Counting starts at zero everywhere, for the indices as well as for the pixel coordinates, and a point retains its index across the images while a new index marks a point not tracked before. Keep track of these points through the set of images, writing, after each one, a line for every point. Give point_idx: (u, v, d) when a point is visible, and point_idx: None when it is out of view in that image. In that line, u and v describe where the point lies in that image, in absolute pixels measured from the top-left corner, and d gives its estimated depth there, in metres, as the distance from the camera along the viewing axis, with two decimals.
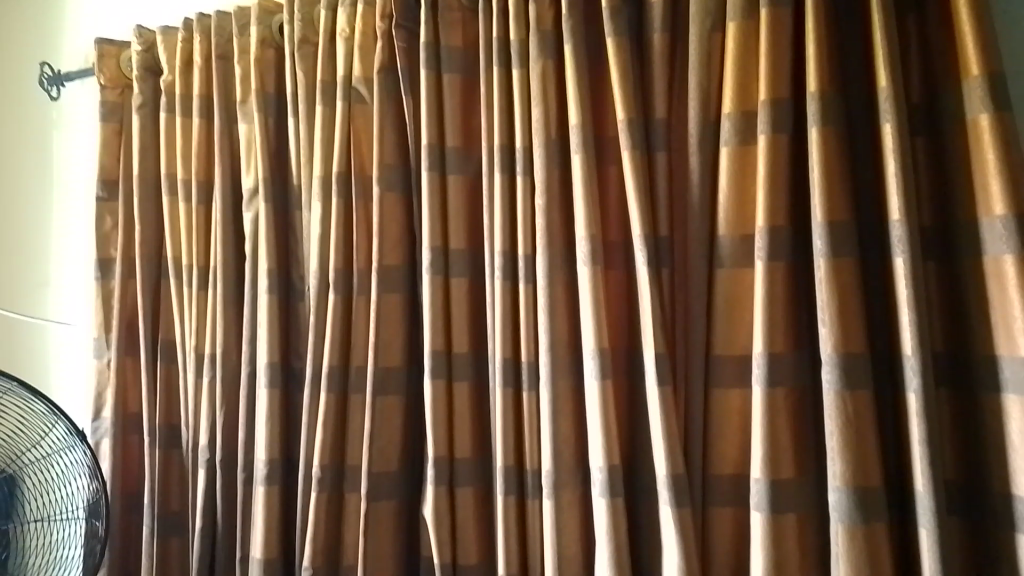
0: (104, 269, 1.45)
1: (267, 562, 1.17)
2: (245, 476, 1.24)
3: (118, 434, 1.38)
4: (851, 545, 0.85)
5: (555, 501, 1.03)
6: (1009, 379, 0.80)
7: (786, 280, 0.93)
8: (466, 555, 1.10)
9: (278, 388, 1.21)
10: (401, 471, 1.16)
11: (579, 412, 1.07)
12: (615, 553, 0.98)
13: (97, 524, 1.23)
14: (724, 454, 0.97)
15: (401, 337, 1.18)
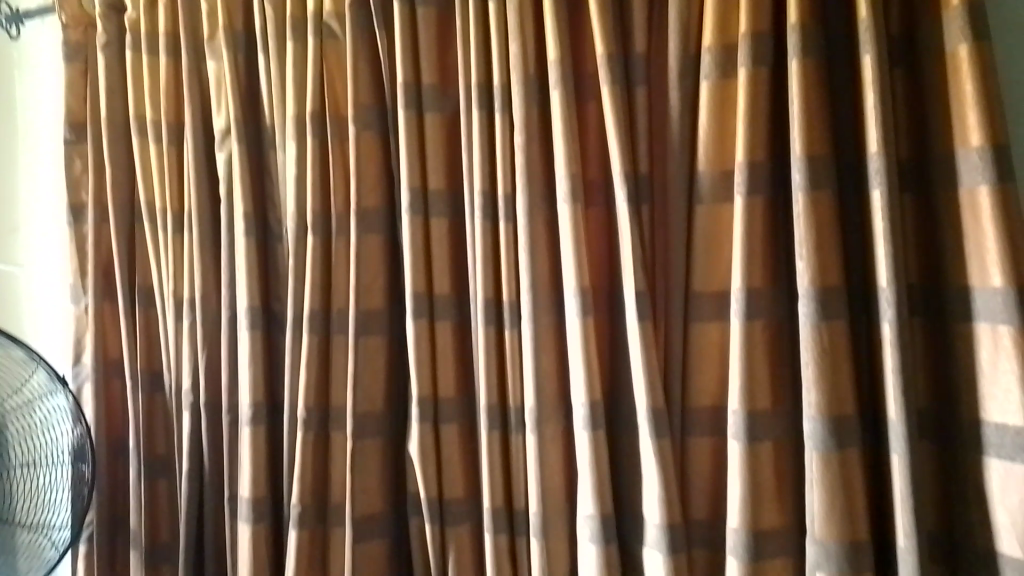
0: (76, 214, 1.42)
1: (256, 501, 1.18)
2: (230, 418, 1.24)
3: (100, 380, 1.38)
4: (825, 471, 0.88)
5: (539, 435, 1.05)
6: (980, 307, 0.83)
7: (765, 215, 0.94)
8: (452, 489, 1.12)
9: (259, 331, 1.21)
10: (386, 411, 1.17)
11: (561, 349, 1.08)
12: (598, 485, 1.01)
13: (83, 468, 1.22)
14: (703, 387, 0.99)
15: (383, 278, 1.17)
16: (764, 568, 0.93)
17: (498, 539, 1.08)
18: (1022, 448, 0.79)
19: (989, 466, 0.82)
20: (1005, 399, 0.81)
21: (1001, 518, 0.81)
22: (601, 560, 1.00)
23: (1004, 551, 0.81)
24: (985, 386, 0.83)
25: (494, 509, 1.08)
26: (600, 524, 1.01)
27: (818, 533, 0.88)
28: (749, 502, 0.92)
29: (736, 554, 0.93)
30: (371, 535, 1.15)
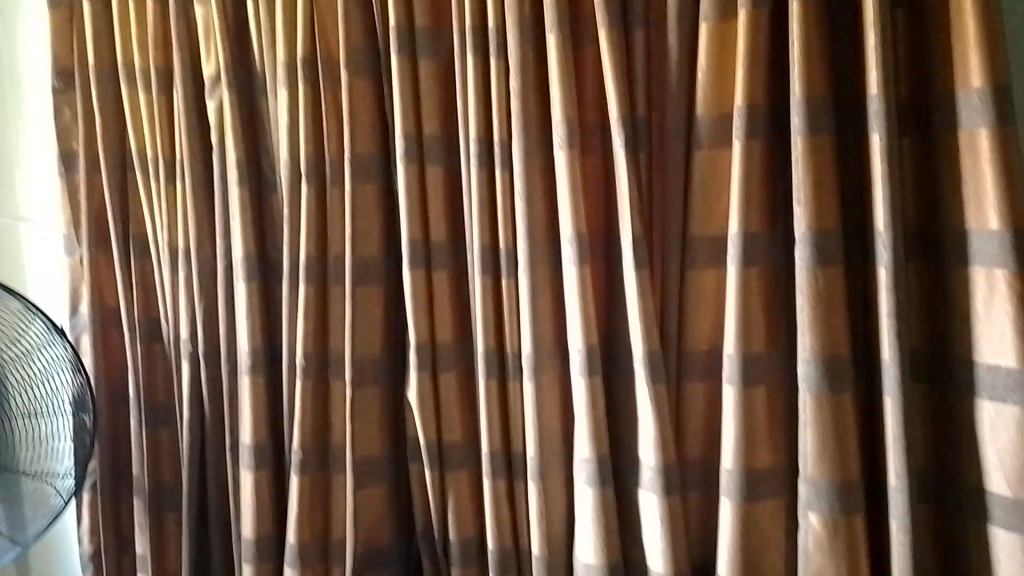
0: (68, 163, 1.40)
1: (257, 448, 1.20)
2: (229, 367, 1.25)
3: (98, 330, 1.38)
4: (818, 414, 0.89)
5: (536, 381, 1.06)
6: (976, 250, 0.83)
7: (763, 160, 0.94)
8: (451, 434, 1.14)
9: (256, 281, 1.21)
10: (384, 357, 1.18)
11: (558, 296, 1.08)
12: (595, 429, 1.03)
13: (85, 417, 1.23)
14: (699, 332, 1.00)
15: (379, 226, 1.17)
16: (757, 508, 0.95)
17: (496, 482, 1.10)
18: (1013, 388, 0.81)
19: (980, 408, 0.84)
20: (999, 340, 0.82)
21: (991, 458, 0.83)
22: (597, 501, 1.03)
23: (993, 489, 0.83)
24: (979, 328, 0.83)
25: (492, 452, 1.10)
26: (596, 466, 1.03)
27: (810, 473, 0.90)
28: (743, 443, 0.94)
29: (729, 494, 0.95)
30: (372, 480, 1.17)
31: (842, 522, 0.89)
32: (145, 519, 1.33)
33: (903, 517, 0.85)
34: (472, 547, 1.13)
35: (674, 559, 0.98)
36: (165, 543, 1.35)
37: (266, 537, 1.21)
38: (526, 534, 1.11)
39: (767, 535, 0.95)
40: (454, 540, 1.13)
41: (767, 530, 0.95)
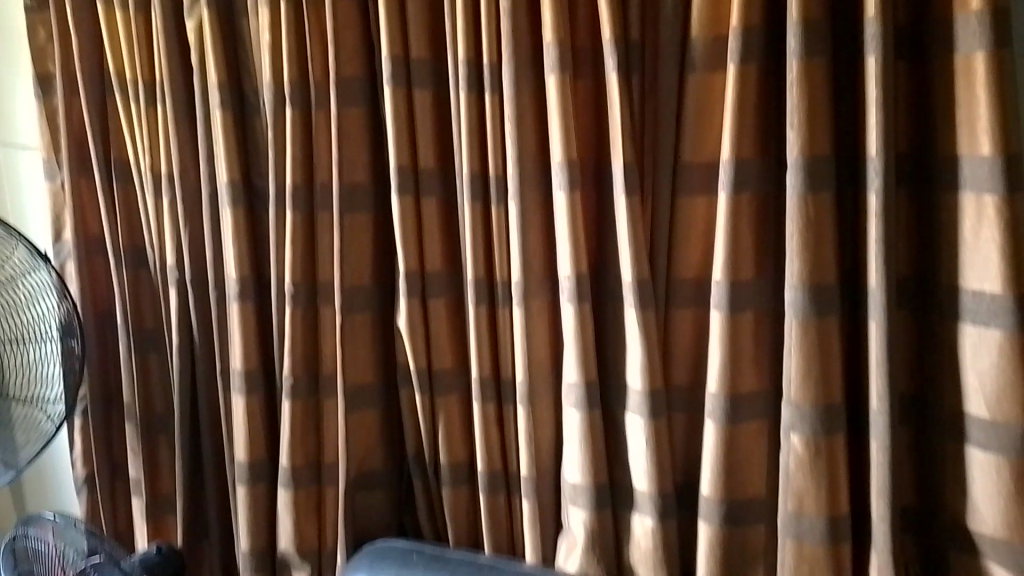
0: (45, 86, 1.37)
1: (248, 373, 1.21)
2: (217, 293, 1.24)
3: (82, 257, 1.36)
4: (804, 338, 0.91)
5: (525, 308, 1.07)
6: (967, 177, 0.83)
7: (757, 84, 0.93)
8: (440, 361, 1.15)
9: (242, 207, 1.20)
10: (374, 285, 1.18)
11: (548, 224, 1.08)
12: (583, 355, 1.04)
13: (73, 343, 1.22)
14: (688, 260, 1.01)
15: (366, 152, 1.15)
16: (740, 430, 0.97)
17: (486, 407, 1.12)
18: (997, 313, 0.82)
19: (963, 333, 0.86)
20: (984, 267, 0.83)
21: (971, 381, 0.85)
22: (585, 425, 1.05)
23: (972, 412, 0.86)
24: (966, 254, 0.85)
25: (481, 379, 1.11)
26: (584, 391, 1.04)
27: (793, 396, 0.92)
28: (729, 368, 0.96)
29: (714, 417, 0.97)
30: (363, 405, 1.19)
31: (824, 444, 0.92)
32: (137, 443, 1.34)
33: (883, 438, 0.88)
34: (462, 469, 1.15)
35: (658, 480, 1.01)
36: (158, 467, 1.36)
37: (259, 461, 1.23)
38: (515, 457, 1.13)
39: (749, 456, 0.98)
40: (444, 463, 1.16)
41: (749, 451, 0.98)
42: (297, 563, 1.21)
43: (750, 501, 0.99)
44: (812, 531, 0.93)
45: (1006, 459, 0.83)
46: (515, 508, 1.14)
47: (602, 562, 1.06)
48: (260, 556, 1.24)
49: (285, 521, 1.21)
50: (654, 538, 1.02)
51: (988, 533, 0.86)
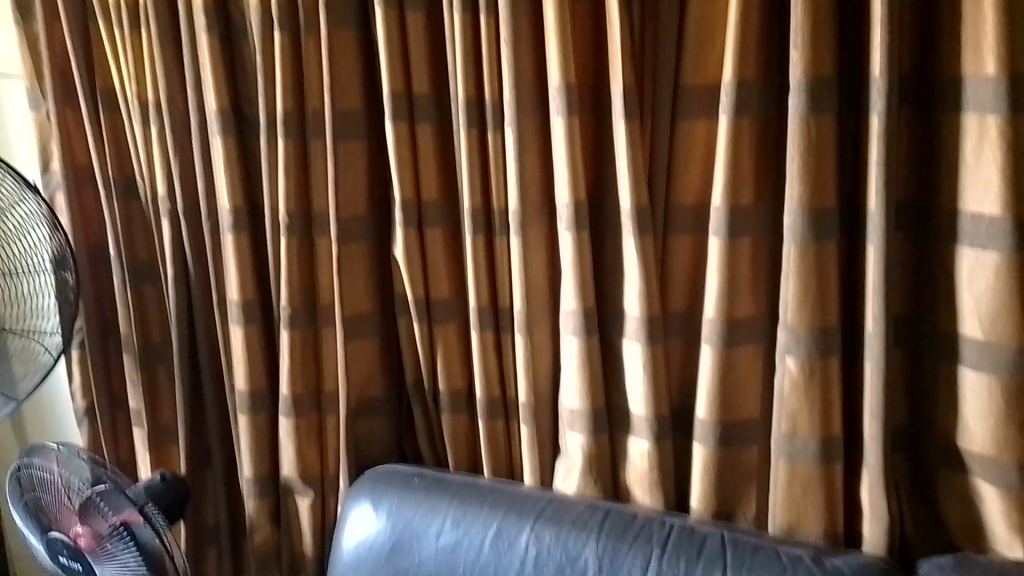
0: (24, 11, 1.32)
1: (245, 304, 1.21)
2: (211, 224, 1.23)
3: (72, 188, 1.34)
4: (802, 262, 0.91)
5: (523, 236, 1.07)
6: (971, 98, 0.83)
7: (760, 3, 0.90)
8: (438, 289, 1.15)
9: (232, 136, 1.18)
10: (370, 214, 1.17)
11: (545, 151, 1.07)
12: (581, 282, 1.04)
13: (66, 275, 1.21)
14: (687, 186, 1.00)
15: (358, 78, 1.12)
16: (736, 354, 0.99)
17: (484, 335, 1.13)
18: (995, 235, 0.83)
19: (961, 255, 0.86)
20: (984, 189, 0.83)
21: (966, 303, 0.86)
22: (582, 351, 1.06)
23: (966, 333, 0.87)
24: (967, 176, 0.84)
25: (479, 308, 1.12)
26: (582, 318, 1.05)
27: (789, 320, 0.93)
28: (726, 294, 0.97)
29: (711, 342, 0.98)
30: (361, 334, 1.19)
31: (818, 366, 0.93)
32: (136, 374, 1.35)
33: (877, 359, 0.89)
34: (462, 396, 1.17)
35: (655, 404, 1.03)
36: (158, 398, 1.37)
37: (259, 390, 1.24)
38: (513, 384, 1.15)
39: (744, 380, 0.99)
40: (443, 391, 1.17)
41: (745, 374, 0.99)
42: (300, 488, 1.23)
43: (744, 423, 1.01)
44: (805, 451, 0.95)
45: (998, 378, 0.85)
46: (513, 433, 1.16)
47: (599, 483, 1.09)
48: (263, 483, 1.27)
49: (287, 448, 1.23)
50: (650, 460, 1.05)
51: (978, 450, 0.88)
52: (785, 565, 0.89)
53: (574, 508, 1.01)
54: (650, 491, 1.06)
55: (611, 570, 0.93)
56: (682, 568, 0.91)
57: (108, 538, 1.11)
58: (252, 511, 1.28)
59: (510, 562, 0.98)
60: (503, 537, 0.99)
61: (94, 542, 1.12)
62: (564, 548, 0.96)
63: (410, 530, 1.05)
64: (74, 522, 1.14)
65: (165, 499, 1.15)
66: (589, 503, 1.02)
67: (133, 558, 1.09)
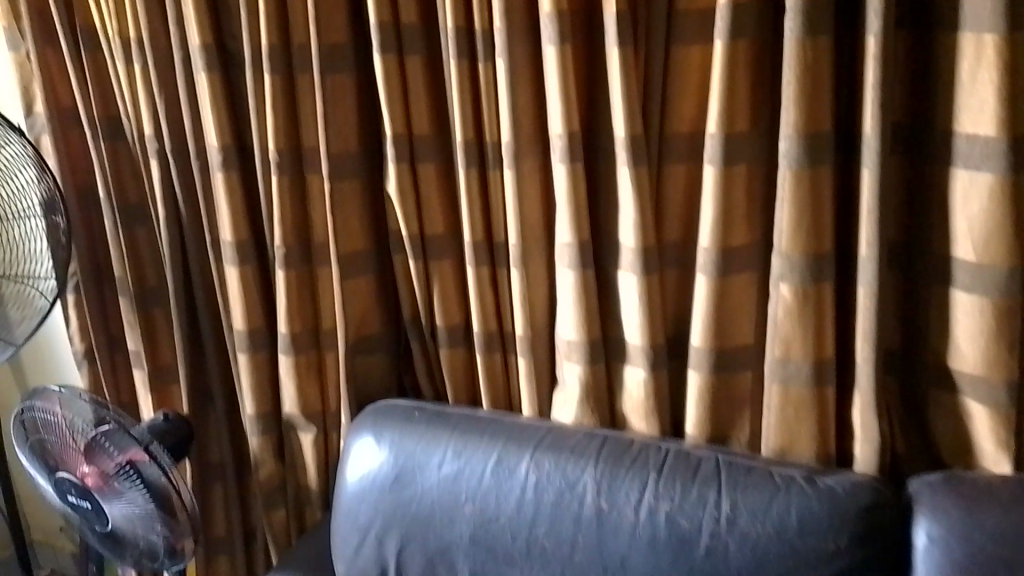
0: None
1: (239, 244, 1.21)
2: (201, 163, 1.22)
3: (57, 131, 1.32)
4: (796, 188, 0.91)
5: (516, 170, 1.06)
6: (969, 17, 0.81)
7: None
8: (432, 225, 1.15)
9: (218, 72, 1.15)
10: (361, 151, 1.16)
11: (537, 81, 1.05)
12: (575, 214, 1.04)
13: (57, 220, 1.20)
14: (681, 113, 0.99)
15: (344, 9, 1.09)
16: (730, 282, 0.99)
17: (480, 271, 1.13)
18: (989, 157, 0.83)
19: (955, 178, 0.86)
20: (979, 110, 0.83)
21: (959, 225, 0.87)
22: (578, 284, 1.06)
23: (959, 256, 0.88)
24: (962, 97, 0.84)
25: (474, 243, 1.12)
26: (577, 250, 1.05)
27: (783, 247, 0.93)
28: (721, 222, 0.97)
29: (706, 271, 0.99)
30: (356, 272, 1.19)
31: (812, 291, 0.94)
32: (133, 316, 1.35)
33: (870, 283, 0.90)
34: (459, 331, 1.18)
35: (650, 333, 1.04)
36: (156, 339, 1.37)
37: (257, 329, 1.25)
38: (509, 317, 1.15)
39: (738, 307, 1.00)
40: (441, 326, 1.18)
41: (739, 302, 1.00)
42: (302, 425, 1.25)
43: (738, 350, 1.02)
44: (798, 375, 0.97)
45: (988, 300, 0.86)
46: (511, 366, 1.18)
47: (596, 413, 1.11)
48: (265, 420, 1.29)
49: (287, 386, 1.24)
50: (646, 388, 1.07)
51: (968, 370, 0.90)
52: (778, 484, 0.91)
53: (572, 437, 1.03)
54: (646, 418, 1.08)
55: (609, 494, 0.96)
56: (678, 489, 0.94)
57: (115, 477, 1.13)
58: (256, 448, 1.30)
59: (510, 489, 1.00)
60: (503, 466, 1.02)
61: (101, 481, 1.14)
62: (563, 475, 0.99)
63: (412, 462, 1.07)
64: (80, 463, 1.16)
65: (170, 438, 1.16)
66: (587, 431, 1.04)
67: (141, 494, 1.12)
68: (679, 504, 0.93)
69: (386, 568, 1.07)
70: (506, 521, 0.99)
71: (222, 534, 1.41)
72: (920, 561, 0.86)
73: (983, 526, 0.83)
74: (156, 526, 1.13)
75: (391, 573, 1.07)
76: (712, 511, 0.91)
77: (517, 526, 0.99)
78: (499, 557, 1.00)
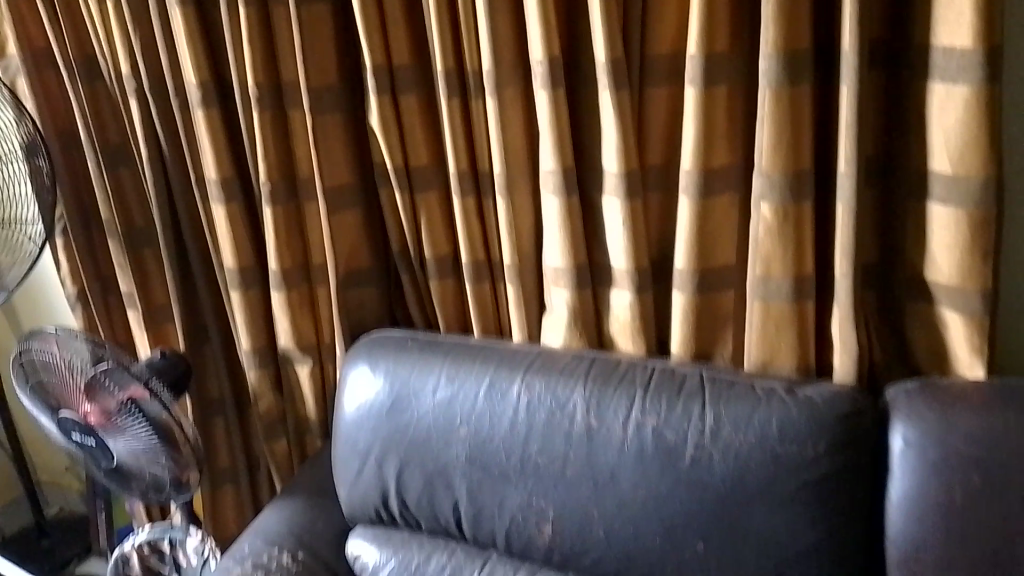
0: None
1: (224, 181, 1.21)
2: (181, 101, 1.21)
3: (32, 72, 1.30)
4: (776, 107, 0.91)
5: (498, 98, 1.06)
6: None
7: None
8: (417, 157, 1.15)
9: (191, 7, 1.13)
10: (342, 84, 1.15)
11: (516, 6, 1.04)
12: (558, 141, 1.04)
13: (39, 163, 1.21)
14: (662, 35, 0.99)
15: None
16: (712, 203, 1.01)
17: (465, 201, 1.14)
18: (965, 70, 0.83)
19: (932, 92, 0.87)
20: (957, 22, 0.82)
21: (936, 139, 0.88)
22: (563, 211, 1.07)
23: (936, 168, 0.90)
24: (940, 10, 0.84)
25: (458, 172, 1.12)
26: (561, 177, 1.06)
27: (764, 166, 0.95)
28: (702, 144, 0.98)
29: (688, 193, 1.00)
30: (343, 206, 1.20)
31: (791, 209, 0.96)
32: (123, 257, 1.36)
33: (848, 199, 0.92)
34: (447, 261, 1.20)
35: (634, 257, 1.06)
36: (148, 280, 1.39)
37: (248, 266, 1.26)
38: (496, 246, 1.17)
39: (720, 227, 1.02)
40: (429, 257, 1.19)
41: (721, 222, 1.02)
42: (298, 358, 1.28)
43: (720, 270, 1.05)
44: (779, 292, 1.00)
45: (963, 210, 0.88)
46: (500, 293, 1.20)
47: (585, 336, 1.14)
48: (261, 354, 1.31)
49: (280, 321, 1.26)
50: (632, 310, 1.09)
51: (943, 281, 0.93)
52: (760, 396, 0.95)
53: (561, 359, 1.06)
54: (633, 339, 1.11)
55: (598, 412, 1.00)
56: (664, 404, 0.98)
57: (117, 414, 1.16)
58: (254, 382, 1.33)
59: (503, 411, 1.04)
60: (495, 389, 1.05)
61: (104, 419, 1.17)
62: (553, 395, 1.02)
63: (407, 389, 1.10)
64: (82, 402, 1.19)
65: (169, 374, 1.19)
66: (576, 354, 1.07)
67: (144, 430, 1.15)
68: (665, 418, 0.97)
69: (387, 490, 1.12)
70: (500, 441, 1.03)
71: (226, 465, 1.45)
72: (896, 464, 0.91)
73: (957, 428, 0.87)
74: (161, 460, 1.17)
75: (392, 494, 1.11)
76: (696, 423, 0.95)
77: (511, 446, 1.03)
78: (494, 475, 1.04)
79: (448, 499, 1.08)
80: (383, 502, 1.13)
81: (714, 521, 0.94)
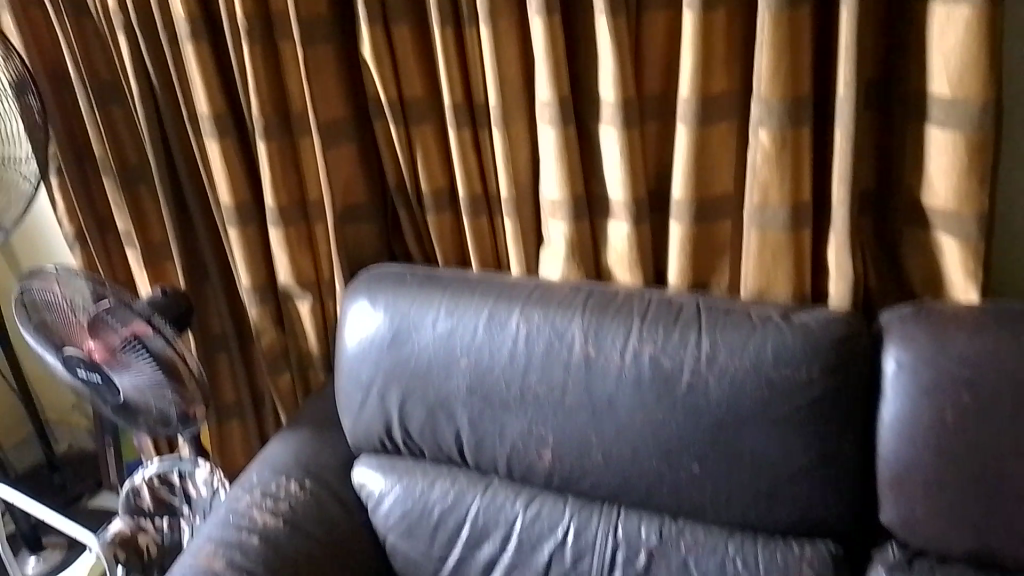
0: None
1: (217, 117, 1.20)
2: (170, 34, 1.18)
3: (15, 5, 1.27)
4: (775, 30, 0.90)
5: (492, 26, 1.04)
6: None
7: None
8: (411, 89, 1.14)
9: None
10: (332, 15, 1.13)
11: None
12: (554, 70, 1.03)
13: (30, 100, 1.20)
14: None
15: None
16: (709, 131, 1.00)
17: (461, 133, 1.13)
18: None
19: (932, 13, 0.86)
20: None
21: (936, 62, 0.87)
22: (559, 141, 1.07)
23: (934, 92, 0.89)
24: None
25: (453, 104, 1.11)
26: (557, 107, 1.05)
27: (762, 92, 0.94)
28: (700, 70, 0.96)
29: (685, 121, 0.99)
30: (338, 140, 1.19)
31: (789, 135, 0.95)
32: (118, 195, 1.35)
33: (846, 124, 0.91)
34: (444, 195, 1.19)
35: (632, 187, 1.06)
36: (145, 218, 1.38)
37: (244, 203, 1.26)
38: (493, 178, 1.17)
39: (718, 156, 1.02)
40: (426, 191, 1.19)
41: (719, 151, 1.01)
42: (298, 294, 1.29)
43: (718, 199, 1.04)
44: (775, 220, 1.00)
45: (960, 134, 0.88)
46: (497, 227, 1.20)
47: (583, 268, 1.15)
48: (261, 291, 1.32)
49: (279, 257, 1.27)
50: (629, 240, 1.10)
51: (939, 206, 0.93)
52: (756, 324, 0.96)
53: (559, 291, 1.07)
54: (630, 269, 1.12)
55: (596, 341, 1.01)
56: (661, 333, 0.99)
57: (122, 350, 1.16)
58: (255, 318, 1.34)
59: (502, 342, 1.05)
60: (495, 321, 1.06)
61: (108, 355, 1.18)
62: (552, 326, 1.03)
63: (407, 322, 1.11)
64: (86, 338, 1.19)
65: (172, 312, 1.21)
66: (574, 285, 1.08)
67: (149, 365, 1.16)
68: (662, 345, 0.98)
69: (390, 421, 1.14)
70: (499, 372, 1.05)
71: (230, 401, 1.48)
72: (888, 387, 0.93)
73: (949, 352, 0.88)
74: (167, 395, 1.19)
75: (395, 425, 1.14)
76: (693, 350, 0.97)
77: (511, 376, 1.05)
78: (495, 405, 1.06)
79: (449, 428, 1.10)
80: (387, 433, 1.15)
81: (709, 444, 0.96)
